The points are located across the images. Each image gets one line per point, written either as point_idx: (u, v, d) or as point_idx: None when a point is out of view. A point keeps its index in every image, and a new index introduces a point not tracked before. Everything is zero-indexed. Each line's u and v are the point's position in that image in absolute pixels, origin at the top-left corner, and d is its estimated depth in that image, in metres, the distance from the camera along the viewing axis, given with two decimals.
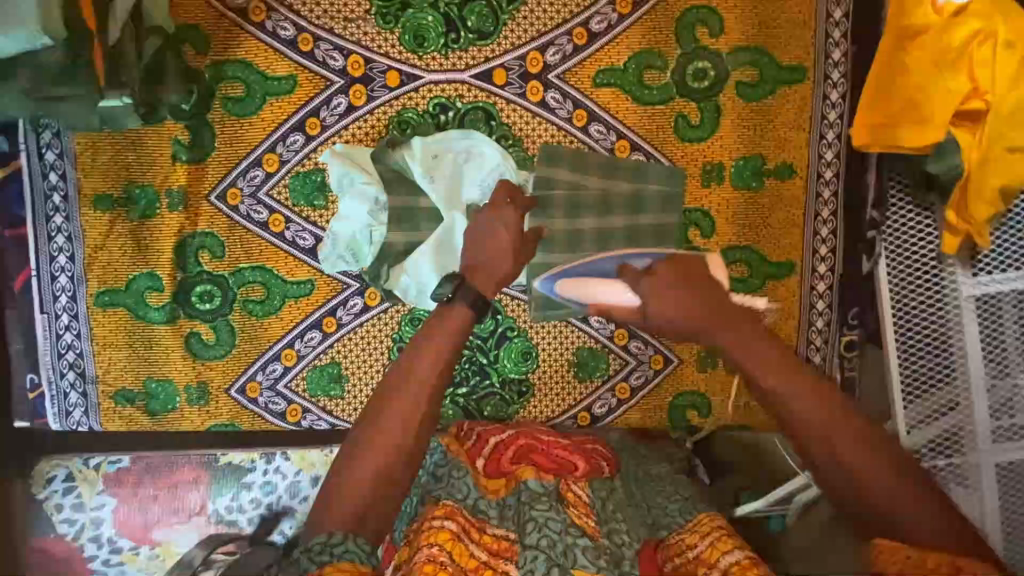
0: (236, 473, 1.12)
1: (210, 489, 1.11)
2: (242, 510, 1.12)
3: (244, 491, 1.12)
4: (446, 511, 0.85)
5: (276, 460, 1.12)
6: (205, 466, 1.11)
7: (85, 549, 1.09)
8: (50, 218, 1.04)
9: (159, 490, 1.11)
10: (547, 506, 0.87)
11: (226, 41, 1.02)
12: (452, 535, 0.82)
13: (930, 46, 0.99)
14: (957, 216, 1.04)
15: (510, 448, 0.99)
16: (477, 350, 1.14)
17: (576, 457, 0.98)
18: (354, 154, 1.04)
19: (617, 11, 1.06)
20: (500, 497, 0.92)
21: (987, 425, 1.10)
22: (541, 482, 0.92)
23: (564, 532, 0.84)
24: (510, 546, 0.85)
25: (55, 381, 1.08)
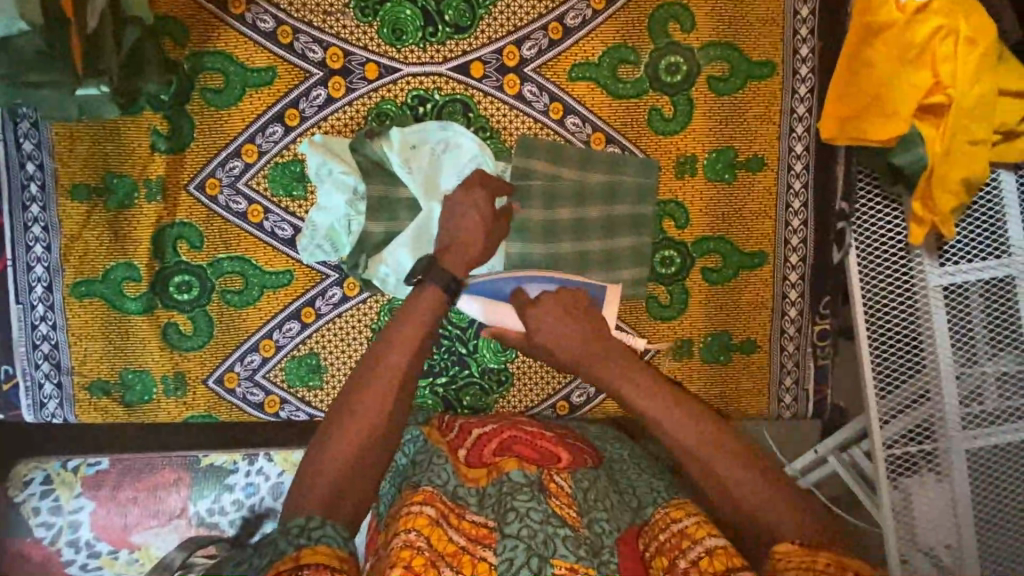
0: (217, 475, 1.11)
1: (191, 492, 1.10)
2: (223, 512, 1.11)
3: (226, 493, 1.11)
4: (426, 496, 0.85)
5: (259, 461, 1.12)
6: (187, 467, 1.11)
7: (63, 553, 1.06)
8: (28, 208, 1.04)
9: (140, 492, 1.10)
10: (528, 496, 0.85)
11: (205, 32, 1.03)
12: (430, 520, 0.82)
13: (895, 41, 1.03)
14: (924, 208, 1.07)
15: (495, 439, 0.99)
16: (456, 340, 1.15)
17: (559, 448, 0.98)
18: (333, 145, 1.06)
19: (591, 7, 1.08)
20: (479, 484, 0.92)
21: (956, 412, 1.13)
22: (524, 473, 0.90)
23: (545, 522, 0.82)
24: (490, 534, 0.84)
25: (29, 372, 1.07)
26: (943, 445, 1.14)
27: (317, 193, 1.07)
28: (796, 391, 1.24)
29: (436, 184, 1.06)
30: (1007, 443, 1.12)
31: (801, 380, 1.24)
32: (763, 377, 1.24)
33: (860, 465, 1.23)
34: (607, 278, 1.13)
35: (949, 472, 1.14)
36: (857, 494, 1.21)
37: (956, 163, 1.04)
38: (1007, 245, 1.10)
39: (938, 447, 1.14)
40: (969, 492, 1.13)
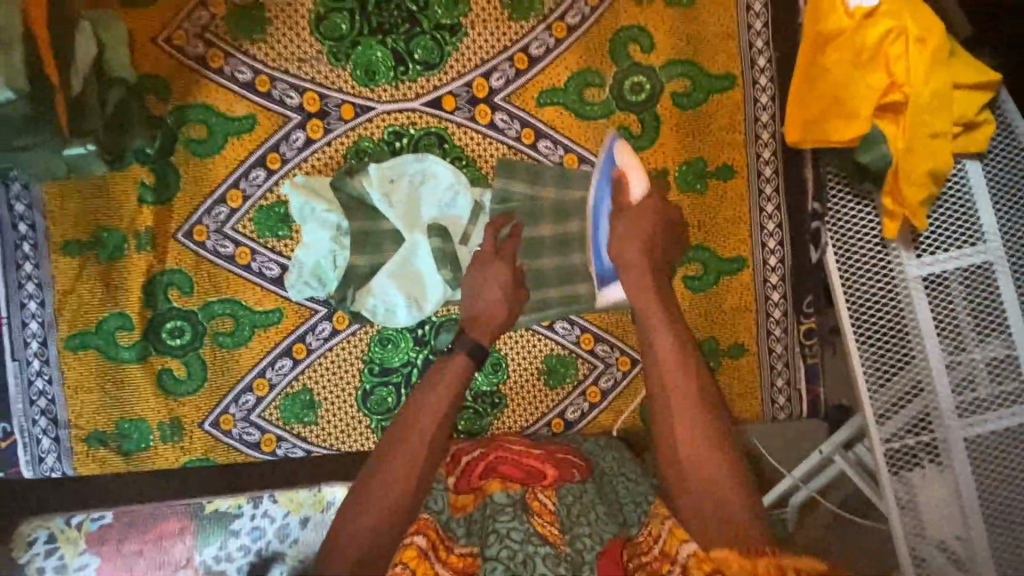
0: (223, 521, 1.10)
1: (196, 541, 1.08)
2: (230, 559, 1.08)
3: (232, 538, 1.09)
4: (419, 525, 0.87)
5: (263, 503, 1.11)
6: (191, 515, 1.10)
7: None
8: (21, 265, 1.07)
9: (144, 544, 1.08)
10: (510, 516, 0.88)
11: (186, 87, 1.07)
12: (419, 552, 0.84)
13: (848, 46, 1.08)
14: (893, 201, 1.11)
15: (481, 462, 0.99)
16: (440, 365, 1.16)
17: (546, 465, 0.98)
18: (315, 185, 1.09)
19: (553, 36, 1.13)
20: (466, 512, 0.93)
21: (950, 400, 1.13)
22: (507, 493, 0.92)
23: (525, 541, 0.86)
24: (473, 561, 0.87)
25: (27, 429, 1.08)
26: (941, 435, 1.14)
27: (302, 232, 1.10)
28: (788, 391, 1.24)
29: (417, 216, 1.10)
30: (1006, 428, 1.12)
31: (792, 380, 1.24)
32: (755, 380, 1.24)
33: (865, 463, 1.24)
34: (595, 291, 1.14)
35: (950, 463, 1.14)
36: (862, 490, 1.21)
37: (919, 157, 1.07)
38: (981, 233, 1.13)
39: (936, 438, 1.14)
40: (971, 481, 1.13)
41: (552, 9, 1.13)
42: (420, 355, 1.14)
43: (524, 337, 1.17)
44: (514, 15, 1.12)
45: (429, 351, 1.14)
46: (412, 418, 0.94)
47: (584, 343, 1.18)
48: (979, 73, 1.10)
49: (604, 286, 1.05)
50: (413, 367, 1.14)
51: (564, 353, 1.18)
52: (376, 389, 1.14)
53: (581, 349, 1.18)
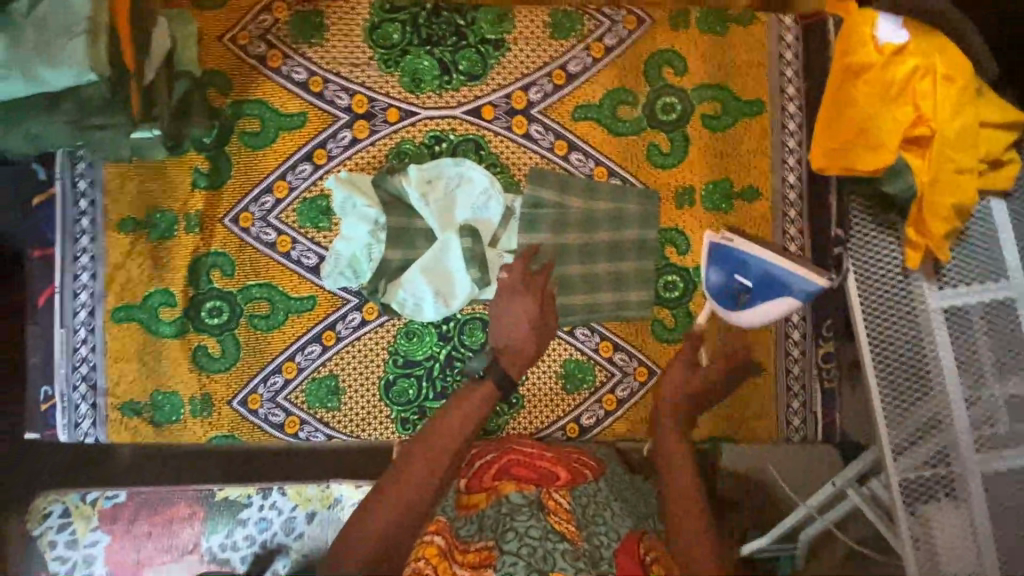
0: (232, 509, 1.21)
1: (203, 527, 1.19)
2: (235, 548, 1.20)
3: (239, 527, 1.20)
4: (437, 526, 0.92)
5: (272, 495, 1.21)
6: (200, 501, 1.21)
7: None
8: (78, 239, 1.14)
9: (154, 526, 1.19)
10: (527, 515, 0.90)
11: (246, 83, 1.15)
12: (439, 550, 0.88)
13: (876, 81, 1.12)
14: (916, 233, 1.14)
15: (495, 463, 1.01)
16: (449, 359, 1.18)
17: (558, 467, 1.01)
18: (356, 181, 1.14)
19: (591, 55, 1.18)
20: (479, 510, 0.95)
21: (969, 434, 1.13)
22: (522, 494, 0.93)
23: (544, 538, 0.87)
24: (491, 554, 0.88)
25: (68, 394, 1.14)
26: (958, 469, 1.13)
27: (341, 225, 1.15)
28: (804, 413, 1.23)
29: (451, 216, 1.15)
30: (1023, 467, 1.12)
31: (808, 403, 1.23)
32: (771, 401, 1.23)
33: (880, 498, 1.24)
34: (616, 298, 1.18)
35: (966, 498, 1.13)
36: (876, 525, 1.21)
37: (944, 190, 1.11)
38: (1004, 270, 1.14)
39: (953, 471, 1.14)
40: (987, 517, 1.12)
41: (591, 31, 1.18)
42: (444, 350, 1.18)
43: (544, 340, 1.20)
44: (556, 34, 1.18)
45: (453, 346, 1.18)
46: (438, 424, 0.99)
47: (603, 350, 1.21)
48: (1004, 112, 1.13)
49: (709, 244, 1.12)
50: (435, 362, 1.18)
51: (582, 359, 1.21)
52: (399, 379, 1.17)
53: (600, 356, 1.21)
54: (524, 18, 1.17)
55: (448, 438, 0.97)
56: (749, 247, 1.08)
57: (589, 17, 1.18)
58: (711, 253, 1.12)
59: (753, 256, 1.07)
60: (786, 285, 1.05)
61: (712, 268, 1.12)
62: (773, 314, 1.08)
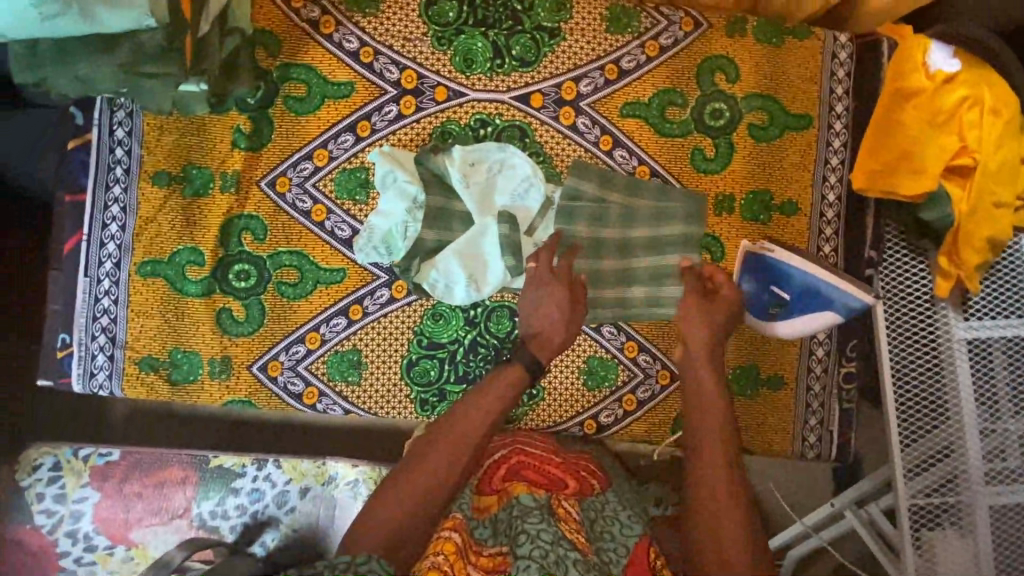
0: (226, 478, 1.25)
1: (196, 492, 1.24)
2: (226, 517, 1.25)
3: (231, 496, 1.25)
4: (453, 523, 0.91)
5: (267, 467, 1.27)
6: (195, 466, 1.25)
7: (60, 544, 1.21)
8: (110, 188, 1.12)
9: (145, 488, 1.23)
10: (538, 519, 0.89)
11: (296, 46, 1.13)
12: (456, 547, 0.87)
13: (924, 107, 1.13)
14: (949, 262, 1.13)
15: (505, 464, 1.03)
16: (481, 345, 1.17)
17: (567, 475, 1.03)
18: (399, 156, 1.13)
19: (645, 53, 1.17)
20: (490, 513, 0.96)
21: (981, 466, 1.14)
22: (533, 497, 0.94)
23: (556, 543, 0.86)
24: (504, 560, 0.88)
25: (86, 343, 1.12)
26: (967, 499, 1.14)
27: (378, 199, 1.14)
28: (820, 430, 1.23)
29: (491, 202, 1.14)
30: None
31: (825, 421, 1.23)
32: (788, 415, 1.23)
33: (880, 525, 1.26)
34: (647, 298, 1.18)
35: (972, 529, 1.14)
36: (873, 548, 1.23)
37: (981, 222, 1.12)
38: None
39: (962, 501, 1.14)
40: (990, 548, 1.13)
41: (648, 28, 1.17)
42: (469, 335, 1.17)
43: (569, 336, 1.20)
44: (612, 28, 1.17)
45: (478, 332, 1.17)
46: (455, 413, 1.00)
47: (628, 350, 1.20)
48: None
49: (749, 253, 1.13)
50: (459, 346, 1.17)
51: (606, 357, 1.20)
52: (421, 360, 1.16)
53: (624, 356, 1.20)
54: (581, 9, 1.16)
55: (470, 423, 0.98)
56: (791, 258, 1.08)
57: (646, 15, 1.17)
58: (746, 262, 1.12)
59: (796, 267, 1.07)
60: (828, 298, 1.06)
61: (750, 277, 1.12)
62: (811, 325, 1.09)
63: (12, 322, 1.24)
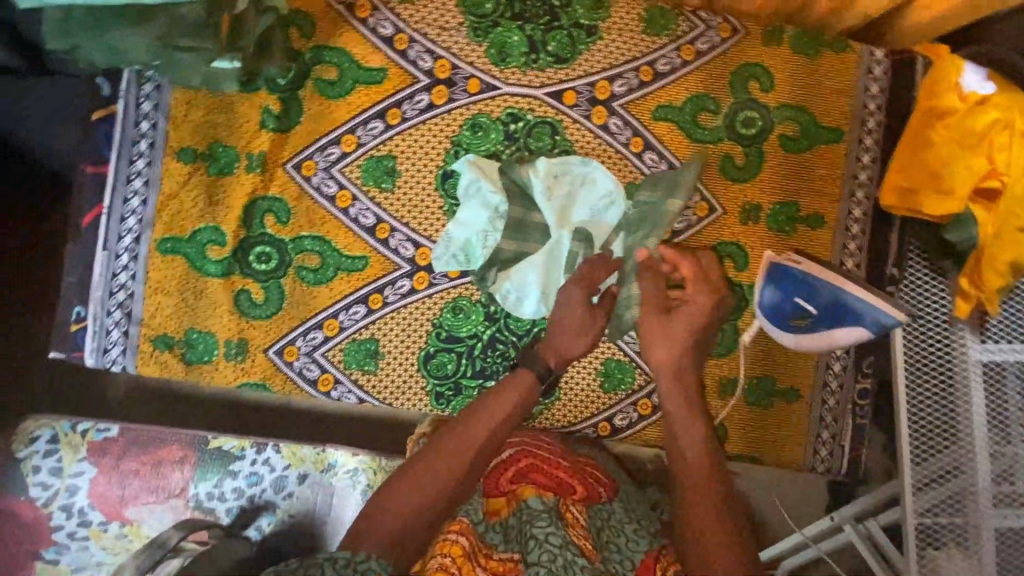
0: (225, 460, 1.24)
1: (193, 473, 1.23)
2: (222, 499, 1.24)
3: (228, 479, 1.24)
4: (459, 527, 0.90)
5: (266, 451, 1.26)
6: (194, 447, 1.25)
7: (53, 518, 1.20)
8: (133, 161, 1.10)
9: (142, 466, 1.22)
10: (547, 522, 0.88)
11: (330, 28, 1.11)
12: (464, 550, 0.87)
13: (955, 127, 1.12)
14: (970, 284, 1.14)
15: (512, 466, 1.01)
16: (507, 344, 1.17)
17: (575, 480, 1.01)
18: (484, 165, 1.12)
19: (681, 57, 1.16)
20: (500, 517, 0.94)
21: (989, 488, 1.13)
22: (542, 500, 0.93)
23: (564, 547, 0.85)
24: (514, 567, 0.87)
25: (101, 318, 1.10)
26: (974, 521, 1.12)
27: (460, 207, 1.13)
28: (832, 445, 1.23)
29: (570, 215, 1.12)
30: None
31: (838, 435, 1.23)
32: (800, 428, 1.23)
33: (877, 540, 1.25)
34: None
35: (978, 551, 1.12)
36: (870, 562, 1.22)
37: (1006, 246, 1.11)
38: None
39: (969, 522, 1.13)
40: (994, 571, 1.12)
41: (685, 32, 1.16)
42: (488, 331, 1.16)
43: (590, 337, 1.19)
44: (649, 29, 1.16)
45: (498, 329, 1.16)
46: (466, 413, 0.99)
47: None
48: None
49: (774, 264, 1.09)
50: (478, 341, 1.16)
51: (624, 360, 1.20)
52: (439, 353, 1.16)
53: (642, 360, 1.20)
54: (619, 8, 1.15)
55: (480, 422, 0.98)
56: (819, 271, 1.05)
57: (684, 18, 1.16)
58: (768, 272, 1.10)
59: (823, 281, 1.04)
60: (856, 313, 1.03)
61: (773, 288, 1.09)
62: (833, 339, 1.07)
63: (20, 312, 1.29)
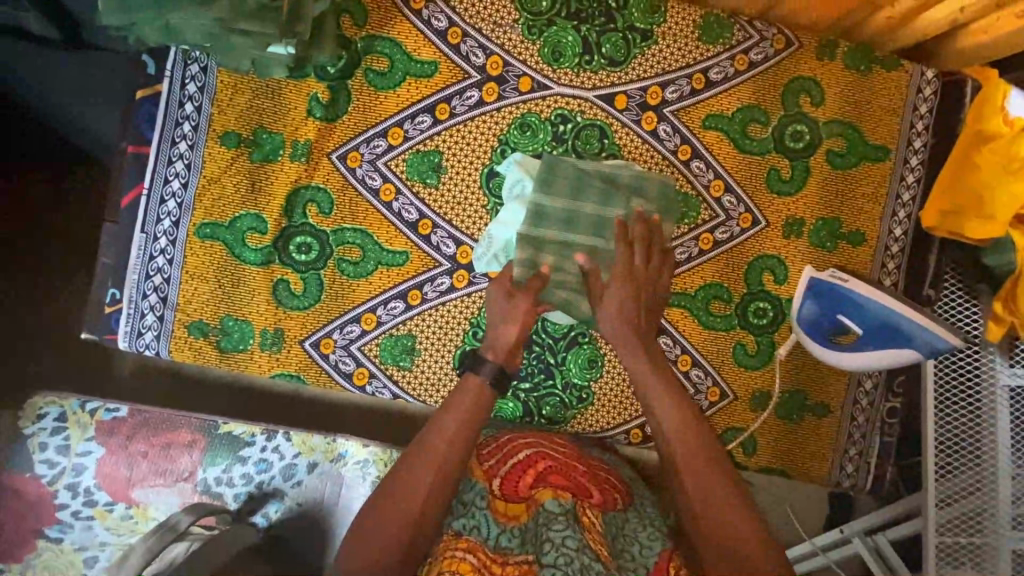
0: (233, 446, 1.23)
1: (203, 457, 1.22)
2: (230, 484, 1.22)
3: (238, 464, 1.22)
4: (467, 544, 0.86)
5: (276, 439, 1.24)
6: (204, 431, 1.22)
7: (59, 496, 1.17)
8: (176, 143, 1.08)
9: (151, 448, 1.21)
10: (564, 526, 0.88)
11: (383, 18, 1.09)
12: (473, 567, 0.83)
13: (1000, 152, 1.08)
14: (1005, 307, 1.10)
15: (530, 469, 0.99)
16: (546, 349, 1.17)
17: (591, 485, 1.00)
18: (528, 166, 1.11)
19: (734, 67, 1.15)
20: (518, 522, 0.92)
21: (1009, 511, 1.07)
22: (559, 503, 0.93)
23: (580, 551, 0.85)
24: (529, 568, 0.85)
25: (136, 301, 1.09)
26: (991, 542, 1.07)
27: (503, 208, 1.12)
28: (858, 461, 1.24)
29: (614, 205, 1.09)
30: None
31: (865, 452, 1.24)
32: (827, 443, 1.24)
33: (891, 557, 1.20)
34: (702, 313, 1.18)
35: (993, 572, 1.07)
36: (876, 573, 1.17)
37: None
38: None
39: (986, 542, 1.08)
40: None
41: (739, 41, 1.15)
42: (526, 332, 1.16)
43: None
44: (704, 37, 1.15)
45: (536, 331, 1.17)
46: (462, 406, 0.95)
47: (681, 363, 1.19)
48: None
49: (816, 281, 1.10)
50: None
51: None
52: None
53: (678, 369, 1.20)
54: (675, 14, 1.14)
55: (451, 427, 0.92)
56: (859, 288, 1.06)
57: (739, 27, 1.15)
58: (811, 287, 1.10)
59: (862, 296, 1.05)
60: (896, 329, 1.03)
61: (813, 304, 1.10)
62: (874, 353, 1.07)
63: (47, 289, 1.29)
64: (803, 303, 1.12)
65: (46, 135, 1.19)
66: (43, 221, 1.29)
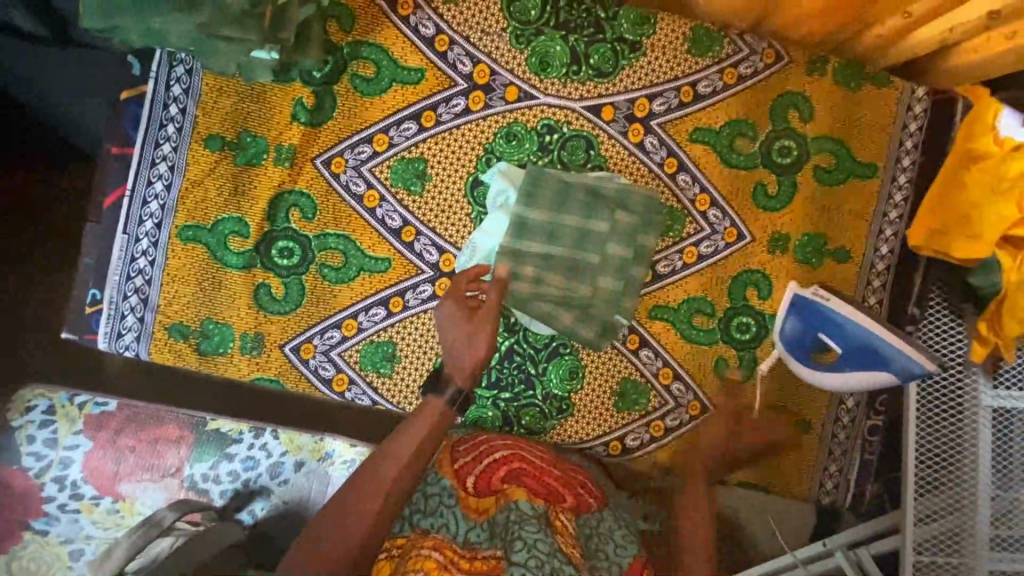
0: (222, 442, 1.23)
1: (190, 453, 1.22)
2: (217, 481, 1.22)
3: (224, 461, 1.23)
4: (433, 542, 0.85)
5: (264, 437, 1.25)
6: (192, 427, 1.23)
7: (46, 488, 1.16)
8: (159, 145, 1.07)
9: (139, 442, 1.20)
10: (536, 528, 0.89)
11: (369, 24, 1.08)
12: (438, 564, 0.81)
13: (988, 172, 1.06)
14: (989, 329, 1.09)
15: (504, 467, 1.00)
16: (528, 359, 1.17)
17: (564, 489, 1.01)
18: (513, 175, 1.10)
19: (723, 80, 1.15)
20: (488, 516, 0.94)
21: (987, 532, 1.05)
22: (532, 505, 0.94)
23: (551, 555, 0.86)
24: (497, 564, 0.85)
25: (117, 303, 1.09)
26: (968, 562, 1.05)
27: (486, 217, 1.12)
28: (838, 478, 1.24)
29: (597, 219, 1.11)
30: None
31: (845, 469, 1.23)
32: (807, 458, 1.25)
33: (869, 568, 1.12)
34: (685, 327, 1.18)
35: None
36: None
37: None
38: None
39: (963, 563, 1.06)
40: None
41: (729, 55, 1.15)
42: (507, 341, 1.16)
43: (608, 353, 1.18)
44: (693, 49, 1.14)
45: (516, 340, 1.16)
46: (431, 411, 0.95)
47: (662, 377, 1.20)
48: None
49: (800, 297, 1.09)
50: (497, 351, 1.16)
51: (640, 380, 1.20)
52: None
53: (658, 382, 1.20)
54: (665, 25, 1.13)
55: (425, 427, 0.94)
56: (844, 308, 1.05)
57: (729, 41, 1.15)
58: (795, 303, 1.09)
59: (847, 315, 1.04)
60: (879, 350, 1.02)
61: (797, 319, 1.09)
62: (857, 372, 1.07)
63: (32, 287, 1.28)
64: (787, 318, 1.11)
65: (47, 135, 1.16)
66: (43, 220, 1.29)
